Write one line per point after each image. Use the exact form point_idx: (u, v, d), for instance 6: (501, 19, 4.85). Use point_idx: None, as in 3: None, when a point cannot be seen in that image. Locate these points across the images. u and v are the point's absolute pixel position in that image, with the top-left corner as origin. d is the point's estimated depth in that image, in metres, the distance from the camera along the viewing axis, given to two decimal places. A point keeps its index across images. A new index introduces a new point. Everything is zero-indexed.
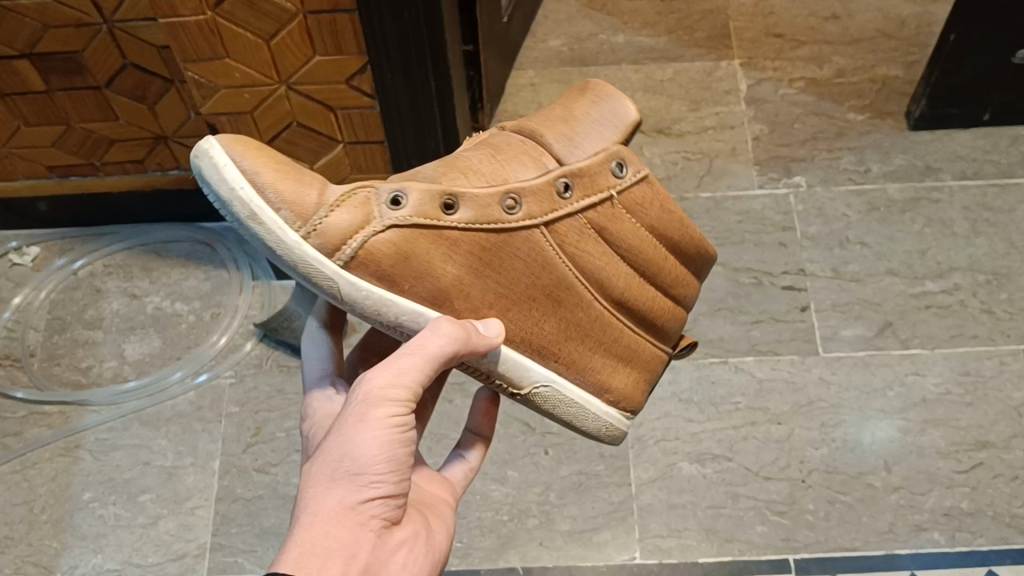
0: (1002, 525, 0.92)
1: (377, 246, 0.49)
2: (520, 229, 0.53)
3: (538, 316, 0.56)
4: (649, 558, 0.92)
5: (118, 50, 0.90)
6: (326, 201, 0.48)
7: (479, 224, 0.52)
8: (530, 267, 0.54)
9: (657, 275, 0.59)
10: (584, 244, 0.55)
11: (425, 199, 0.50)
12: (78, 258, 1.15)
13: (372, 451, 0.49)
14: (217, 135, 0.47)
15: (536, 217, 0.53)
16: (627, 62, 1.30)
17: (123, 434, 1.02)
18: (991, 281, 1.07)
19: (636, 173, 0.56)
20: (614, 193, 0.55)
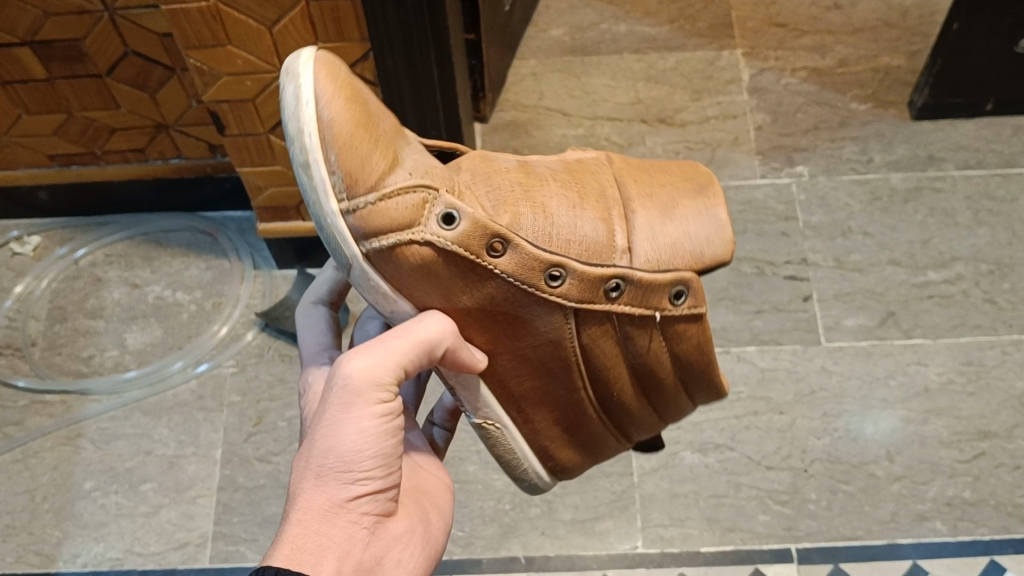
0: (1005, 514, 0.92)
1: (405, 253, 0.47)
2: (549, 304, 0.51)
3: (523, 374, 0.56)
4: (651, 548, 0.92)
5: (119, 38, 0.89)
6: (381, 188, 0.46)
7: (514, 276, 0.49)
8: (540, 341, 0.53)
9: (655, 390, 0.59)
10: (602, 342, 0.54)
11: (473, 234, 0.48)
12: (79, 247, 1.15)
13: (359, 443, 0.48)
14: (317, 67, 0.45)
15: (569, 300, 0.51)
16: (629, 51, 1.30)
17: (124, 423, 1.01)
18: (994, 271, 1.07)
19: (691, 307, 0.53)
20: (658, 315, 0.53)
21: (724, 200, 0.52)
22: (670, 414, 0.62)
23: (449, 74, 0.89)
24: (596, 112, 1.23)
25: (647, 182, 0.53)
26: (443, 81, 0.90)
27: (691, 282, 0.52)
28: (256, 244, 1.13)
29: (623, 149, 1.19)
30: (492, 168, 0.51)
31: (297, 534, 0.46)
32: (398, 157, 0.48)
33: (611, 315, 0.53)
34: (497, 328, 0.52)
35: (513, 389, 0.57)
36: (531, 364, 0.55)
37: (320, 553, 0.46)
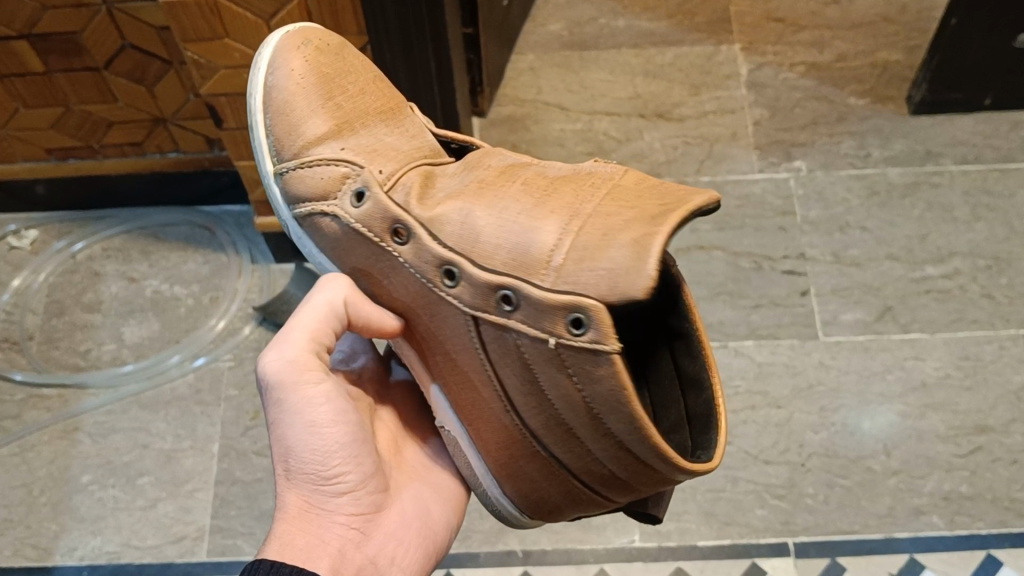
0: (1001, 509, 0.92)
1: (318, 223, 0.55)
2: (447, 301, 0.51)
3: (457, 382, 0.54)
4: (648, 542, 0.92)
5: (117, 31, 0.89)
6: (300, 154, 0.56)
7: (414, 266, 0.52)
8: (459, 342, 0.52)
9: (597, 450, 0.49)
10: (508, 360, 0.50)
11: (375, 214, 0.53)
12: (77, 241, 1.15)
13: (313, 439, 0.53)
14: (283, 50, 0.58)
15: (466, 304, 0.50)
16: (628, 46, 1.30)
17: (122, 417, 1.01)
18: (991, 265, 1.07)
19: (590, 342, 0.45)
20: (554, 342, 0.47)
21: (662, 234, 0.44)
22: (639, 488, 0.51)
23: (447, 68, 0.89)
24: (594, 107, 1.23)
25: (625, 202, 0.48)
26: (442, 75, 0.90)
27: (591, 316, 0.45)
28: (254, 238, 1.13)
29: (621, 144, 1.19)
30: (479, 167, 0.54)
31: (280, 537, 0.51)
32: (343, 135, 0.57)
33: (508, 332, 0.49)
34: (420, 317, 0.54)
35: (455, 399, 0.55)
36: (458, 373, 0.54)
37: (305, 548, 0.51)
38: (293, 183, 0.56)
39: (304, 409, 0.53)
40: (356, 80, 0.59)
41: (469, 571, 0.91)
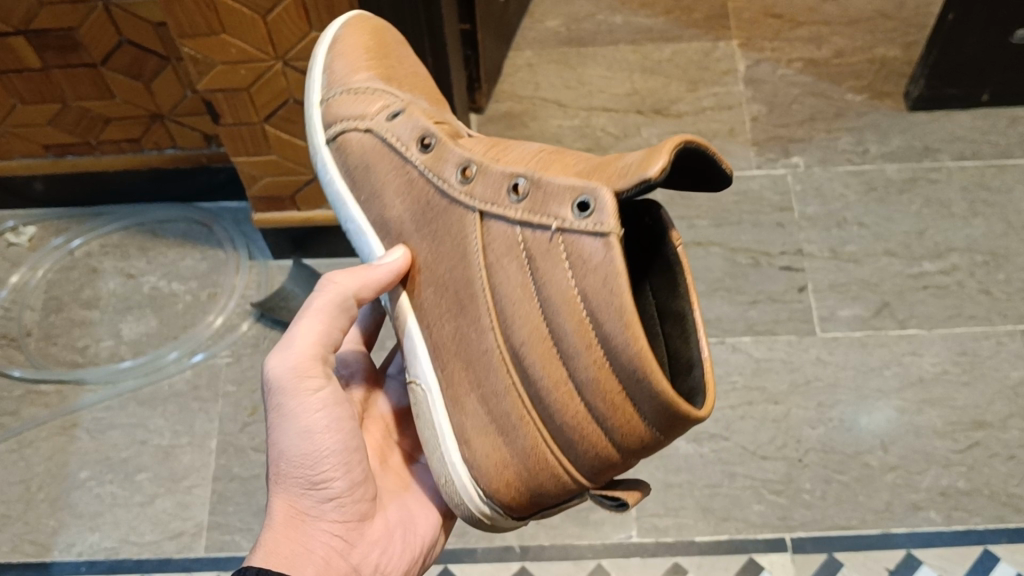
0: (998, 504, 0.92)
1: (346, 136, 0.60)
2: (459, 201, 0.54)
3: (445, 313, 0.56)
4: (646, 537, 0.92)
5: (114, 27, 0.89)
6: (349, 85, 0.62)
7: (428, 170, 0.56)
8: (460, 250, 0.54)
9: (579, 369, 0.48)
10: (507, 262, 0.51)
11: (406, 128, 0.59)
12: (75, 237, 1.15)
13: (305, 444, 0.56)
14: (359, 22, 0.67)
15: (473, 199, 0.53)
16: (625, 42, 1.30)
17: (120, 413, 1.01)
18: (988, 261, 1.07)
19: (592, 223, 0.47)
20: (556, 227, 0.48)
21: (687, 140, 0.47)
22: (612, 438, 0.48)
23: (444, 64, 0.90)
24: (593, 103, 1.23)
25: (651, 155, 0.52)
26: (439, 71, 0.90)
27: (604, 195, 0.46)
28: (252, 235, 1.14)
29: (619, 140, 1.19)
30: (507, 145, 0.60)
31: (266, 544, 0.54)
32: (390, 82, 0.63)
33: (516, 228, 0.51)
34: (424, 236, 0.56)
35: (440, 337, 0.56)
36: (451, 294, 0.55)
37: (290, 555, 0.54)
38: (335, 105, 0.62)
39: (298, 415, 0.56)
40: (410, 66, 0.67)
41: (467, 567, 0.91)
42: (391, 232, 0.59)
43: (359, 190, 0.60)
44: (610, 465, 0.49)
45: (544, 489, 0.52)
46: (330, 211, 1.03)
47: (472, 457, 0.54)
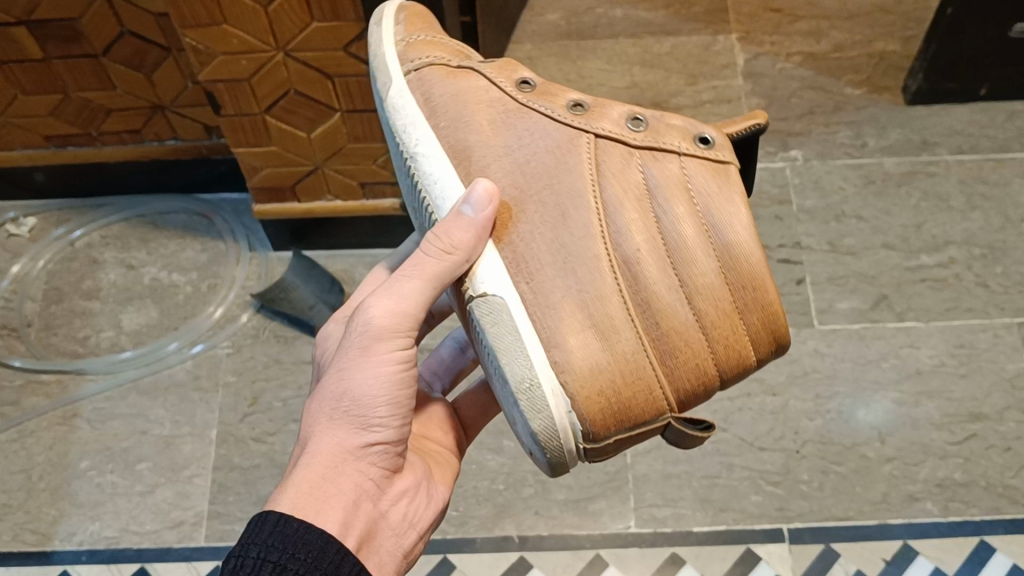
0: (995, 495, 0.93)
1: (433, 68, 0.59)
2: (573, 123, 0.57)
3: (535, 219, 0.56)
4: (644, 527, 0.92)
5: (115, 17, 0.90)
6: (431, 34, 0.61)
7: (535, 97, 0.59)
8: (572, 159, 0.57)
9: (696, 274, 0.55)
10: (625, 177, 0.56)
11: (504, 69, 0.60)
12: (76, 228, 1.15)
13: (369, 388, 0.54)
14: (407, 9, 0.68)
15: (588, 124, 0.57)
16: (625, 35, 1.30)
17: (121, 403, 1.02)
18: (986, 255, 1.08)
19: (719, 154, 0.56)
20: (684, 151, 0.57)
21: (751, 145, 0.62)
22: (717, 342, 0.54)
23: None
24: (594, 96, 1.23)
25: None
26: None
27: (723, 134, 0.57)
28: (253, 226, 1.14)
29: None
30: None
31: (308, 480, 0.50)
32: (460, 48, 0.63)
33: (633, 151, 0.57)
34: (517, 157, 0.57)
35: (524, 247, 0.55)
36: (551, 204, 0.56)
37: (327, 492, 0.50)
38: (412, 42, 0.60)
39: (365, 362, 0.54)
40: None
41: (466, 557, 0.91)
42: (473, 158, 0.57)
43: (437, 117, 0.58)
44: (697, 378, 0.54)
45: (635, 393, 0.53)
46: (331, 202, 1.03)
47: (568, 358, 0.53)
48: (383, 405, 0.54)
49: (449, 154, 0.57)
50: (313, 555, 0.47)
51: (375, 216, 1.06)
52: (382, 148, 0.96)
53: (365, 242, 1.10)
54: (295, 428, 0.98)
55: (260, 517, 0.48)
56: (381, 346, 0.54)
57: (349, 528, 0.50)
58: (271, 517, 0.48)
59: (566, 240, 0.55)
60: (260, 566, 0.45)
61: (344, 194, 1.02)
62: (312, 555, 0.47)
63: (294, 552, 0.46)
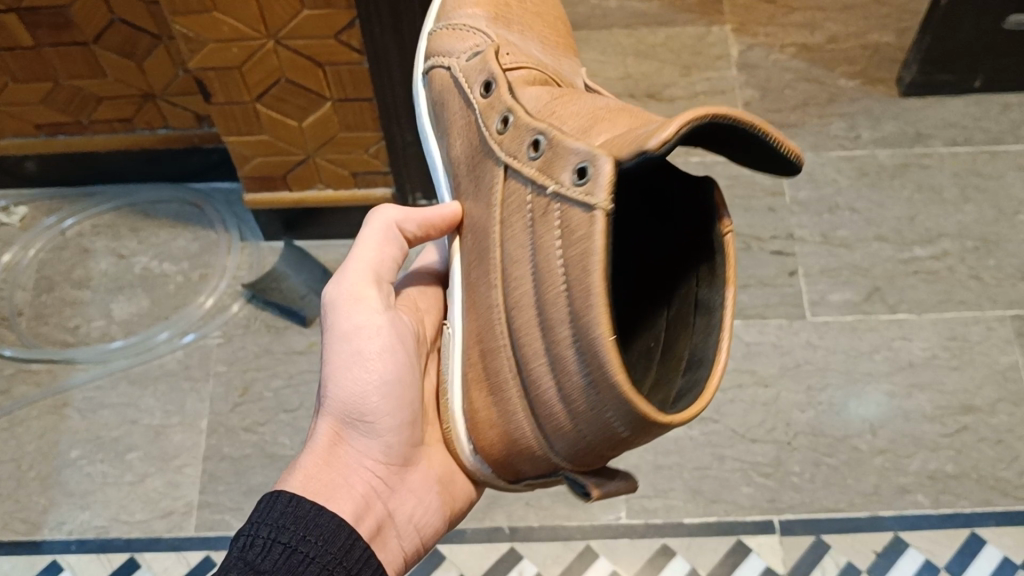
0: (986, 488, 0.93)
1: (436, 73, 0.64)
2: (490, 149, 0.56)
3: (468, 263, 0.58)
4: (635, 518, 0.92)
5: (106, 5, 0.89)
6: (454, 22, 0.66)
7: (479, 116, 0.58)
8: (485, 201, 0.56)
9: (559, 344, 0.47)
10: (516, 221, 0.52)
11: (475, 69, 0.60)
12: (67, 217, 1.15)
13: (351, 372, 0.58)
14: None
15: (502, 147, 0.55)
16: (619, 26, 1.30)
17: (111, 392, 1.02)
18: (979, 247, 1.08)
19: (581, 194, 0.46)
20: (553, 191, 0.48)
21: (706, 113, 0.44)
22: (575, 412, 0.47)
23: None
24: None
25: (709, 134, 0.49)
26: None
27: (599, 165, 0.46)
28: (243, 215, 1.13)
29: None
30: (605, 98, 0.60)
31: (301, 468, 0.56)
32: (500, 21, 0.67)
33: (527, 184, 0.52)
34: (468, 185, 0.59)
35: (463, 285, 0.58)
36: (474, 246, 0.57)
37: (326, 481, 0.55)
38: (437, 39, 0.66)
39: (350, 343, 0.58)
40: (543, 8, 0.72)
41: (455, 548, 0.91)
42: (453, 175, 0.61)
43: (437, 131, 0.64)
44: (579, 450, 0.49)
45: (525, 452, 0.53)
46: (322, 191, 1.03)
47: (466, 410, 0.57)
48: (374, 387, 0.58)
49: (444, 168, 0.64)
50: (323, 539, 0.51)
51: (367, 206, 1.05)
52: (373, 137, 0.95)
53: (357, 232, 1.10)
54: (285, 418, 0.98)
55: (268, 496, 0.52)
56: (357, 328, 0.58)
57: (357, 515, 0.55)
58: (281, 497, 0.52)
59: (476, 287, 0.56)
60: (270, 548, 0.49)
61: (336, 182, 1.02)
62: (322, 539, 0.51)
63: (304, 534, 0.50)
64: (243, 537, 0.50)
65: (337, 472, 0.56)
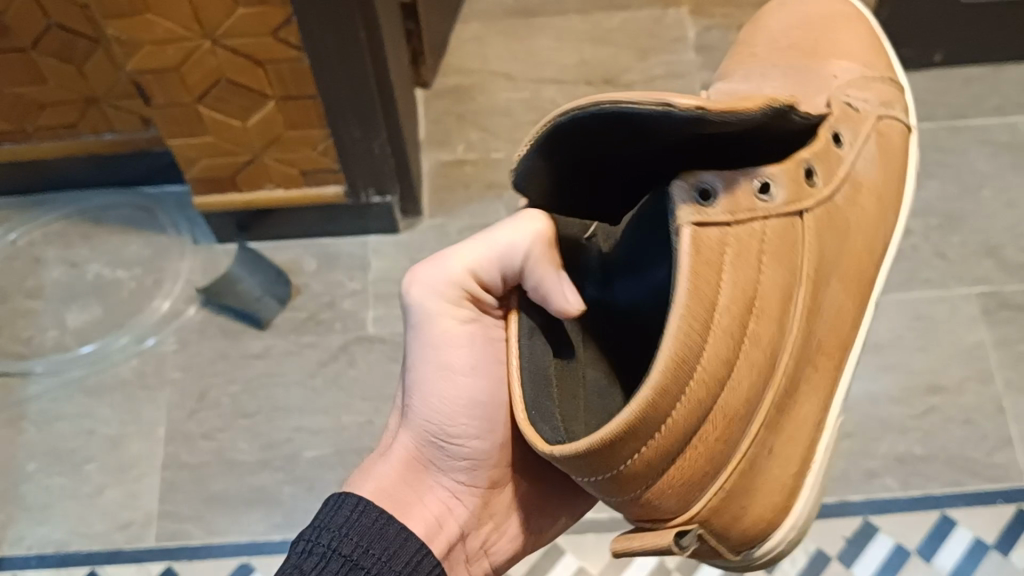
0: (955, 468, 0.91)
1: (704, 236, 0.47)
2: (710, 224, 0.48)
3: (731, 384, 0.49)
4: (600, 512, 0.91)
5: (39, 9, 0.87)
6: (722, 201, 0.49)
7: (737, 214, 0.49)
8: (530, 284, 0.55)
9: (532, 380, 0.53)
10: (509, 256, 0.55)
11: (733, 187, 0.50)
12: (16, 228, 1.13)
13: (440, 397, 0.60)
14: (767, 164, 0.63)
15: (728, 216, 0.49)
16: (575, 11, 1.25)
17: (66, 403, 1.00)
18: (943, 224, 1.06)
19: (725, 209, 0.48)
20: (727, 220, 0.48)
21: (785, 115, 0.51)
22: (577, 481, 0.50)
23: (381, 52, 0.86)
24: (542, 75, 1.19)
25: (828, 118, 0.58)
26: (375, 59, 0.87)
27: (720, 186, 0.49)
28: (196, 219, 1.11)
29: None
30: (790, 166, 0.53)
31: (388, 479, 0.60)
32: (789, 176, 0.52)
33: (725, 232, 0.48)
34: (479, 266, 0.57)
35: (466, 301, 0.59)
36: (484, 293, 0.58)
37: (403, 499, 0.60)
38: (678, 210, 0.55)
39: (438, 361, 0.60)
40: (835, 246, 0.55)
41: None
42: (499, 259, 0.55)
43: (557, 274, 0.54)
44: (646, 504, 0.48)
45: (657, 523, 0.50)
46: (273, 191, 1.01)
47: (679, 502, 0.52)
48: (456, 422, 0.60)
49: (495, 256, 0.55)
50: (383, 554, 0.53)
51: (319, 205, 1.03)
52: (319, 134, 0.93)
53: (313, 231, 1.08)
54: (245, 424, 0.97)
55: (335, 498, 0.55)
56: (451, 340, 0.59)
57: (431, 530, 0.59)
58: (348, 503, 0.54)
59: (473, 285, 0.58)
60: (330, 557, 0.51)
61: (286, 182, 1.00)
62: (381, 555, 0.53)
63: (366, 547, 0.53)
64: (303, 541, 0.52)
65: (411, 489, 0.61)
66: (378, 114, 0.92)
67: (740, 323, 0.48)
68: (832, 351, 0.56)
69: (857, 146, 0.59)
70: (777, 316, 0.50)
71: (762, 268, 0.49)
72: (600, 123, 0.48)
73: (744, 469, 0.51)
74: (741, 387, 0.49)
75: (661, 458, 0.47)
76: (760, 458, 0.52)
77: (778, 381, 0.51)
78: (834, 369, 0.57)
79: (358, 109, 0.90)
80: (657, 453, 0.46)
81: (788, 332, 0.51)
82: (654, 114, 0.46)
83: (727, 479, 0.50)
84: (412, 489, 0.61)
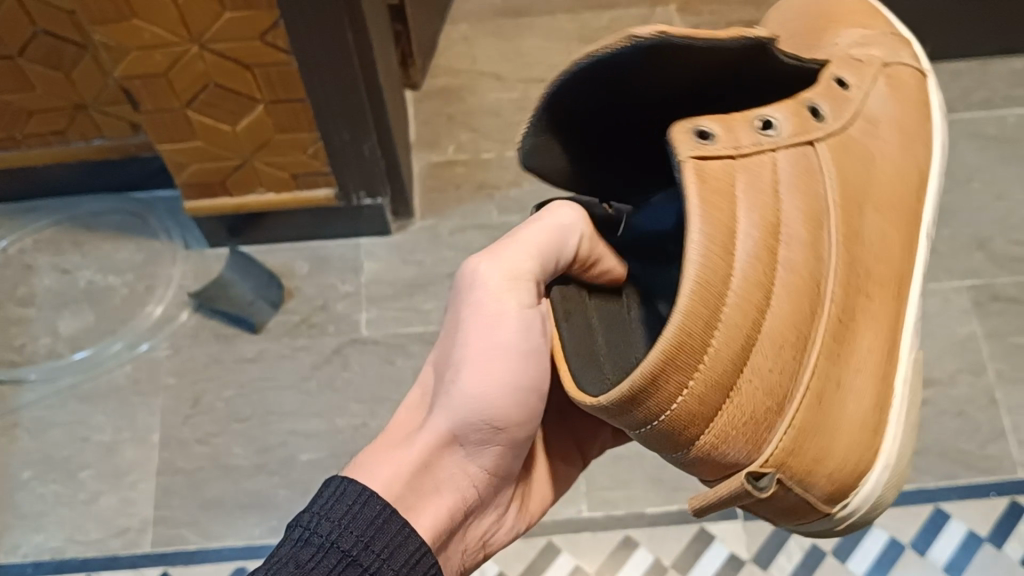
0: (949, 461, 0.92)
1: (711, 167, 0.48)
2: (715, 159, 0.48)
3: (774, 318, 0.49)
4: (596, 511, 0.91)
5: (26, 16, 0.87)
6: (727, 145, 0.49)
7: (738, 147, 0.50)
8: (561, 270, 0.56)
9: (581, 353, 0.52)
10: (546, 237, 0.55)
11: (731, 136, 0.50)
12: (8, 236, 1.13)
13: (499, 382, 0.53)
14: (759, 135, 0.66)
15: (732, 149, 0.49)
16: (563, 11, 1.25)
17: (60, 411, 1.00)
18: (933, 217, 1.07)
19: (726, 144, 0.49)
20: (731, 153, 0.49)
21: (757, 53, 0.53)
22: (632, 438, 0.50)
23: (370, 54, 0.86)
24: (531, 75, 1.19)
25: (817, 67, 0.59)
26: (364, 61, 0.87)
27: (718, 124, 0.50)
28: (187, 223, 1.11)
29: None
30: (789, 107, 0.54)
31: (418, 464, 0.51)
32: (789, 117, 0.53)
33: (730, 163, 0.49)
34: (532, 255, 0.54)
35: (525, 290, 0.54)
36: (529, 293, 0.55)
37: (430, 489, 0.51)
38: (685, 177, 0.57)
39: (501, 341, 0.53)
40: (864, 174, 0.55)
41: None
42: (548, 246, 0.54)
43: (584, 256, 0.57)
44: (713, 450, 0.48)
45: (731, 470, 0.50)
46: (264, 195, 1.01)
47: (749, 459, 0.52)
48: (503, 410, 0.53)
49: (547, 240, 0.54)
50: (385, 552, 0.46)
51: (310, 208, 1.03)
52: (309, 138, 0.93)
53: (304, 234, 1.08)
54: (239, 428, 0.97)
55: (337, 482, 0.48)
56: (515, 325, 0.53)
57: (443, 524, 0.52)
58: (351, 490, 0.47)
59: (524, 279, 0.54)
60: (327, 552, 0.45)
61: (277, 186, 1.00)
62: (384, 552, 0.46)
63: (368, 542, 0.46)
64: (299, 528, 0.46)
65: (437, 479, 0.52)
66: (368, 117, 0.92)
67: (766, 247, 0.48)
68: (888, 281, 0.55)
69: (863, 88, 0.59)
70: (807, 241, 0.50)
71: (778, 195, 0.50)
72: (589, 85, 0.51)
73: (814, 403, 0.49)
74: (782, 314, 0.49)
75: (708, 396, 0.46)
76: (829, 394, 0.50)
77: (824, 312, 0.50)
78: (896, 305, 0.55)
79: (347, 111, 0.90)
80: (705, 385, 0.46)
81: (827, 259, 0.51)
82: (622, 55, 0.49)
83: (796, 413, 0.49)
84: (435, 475, 0.52)
